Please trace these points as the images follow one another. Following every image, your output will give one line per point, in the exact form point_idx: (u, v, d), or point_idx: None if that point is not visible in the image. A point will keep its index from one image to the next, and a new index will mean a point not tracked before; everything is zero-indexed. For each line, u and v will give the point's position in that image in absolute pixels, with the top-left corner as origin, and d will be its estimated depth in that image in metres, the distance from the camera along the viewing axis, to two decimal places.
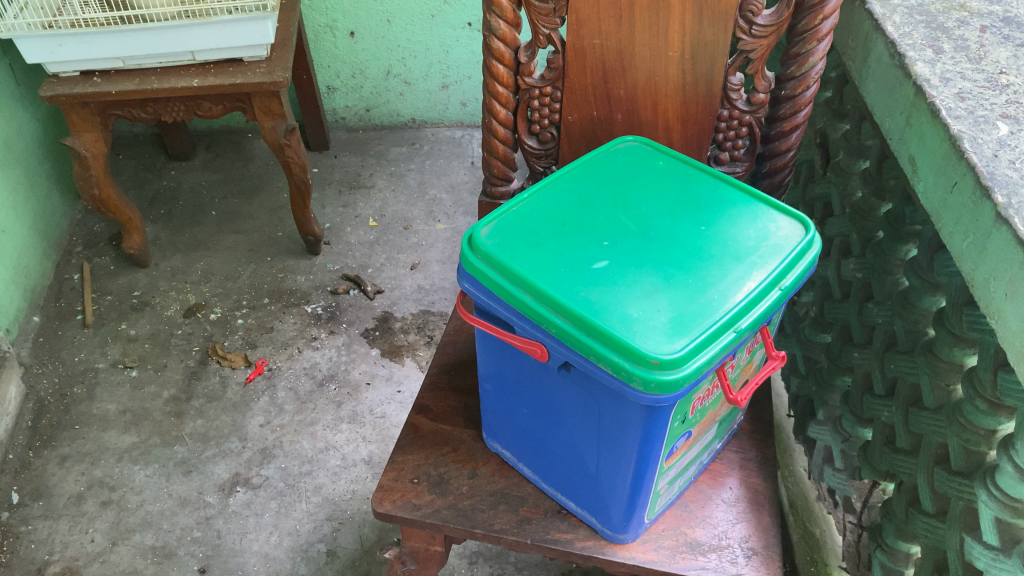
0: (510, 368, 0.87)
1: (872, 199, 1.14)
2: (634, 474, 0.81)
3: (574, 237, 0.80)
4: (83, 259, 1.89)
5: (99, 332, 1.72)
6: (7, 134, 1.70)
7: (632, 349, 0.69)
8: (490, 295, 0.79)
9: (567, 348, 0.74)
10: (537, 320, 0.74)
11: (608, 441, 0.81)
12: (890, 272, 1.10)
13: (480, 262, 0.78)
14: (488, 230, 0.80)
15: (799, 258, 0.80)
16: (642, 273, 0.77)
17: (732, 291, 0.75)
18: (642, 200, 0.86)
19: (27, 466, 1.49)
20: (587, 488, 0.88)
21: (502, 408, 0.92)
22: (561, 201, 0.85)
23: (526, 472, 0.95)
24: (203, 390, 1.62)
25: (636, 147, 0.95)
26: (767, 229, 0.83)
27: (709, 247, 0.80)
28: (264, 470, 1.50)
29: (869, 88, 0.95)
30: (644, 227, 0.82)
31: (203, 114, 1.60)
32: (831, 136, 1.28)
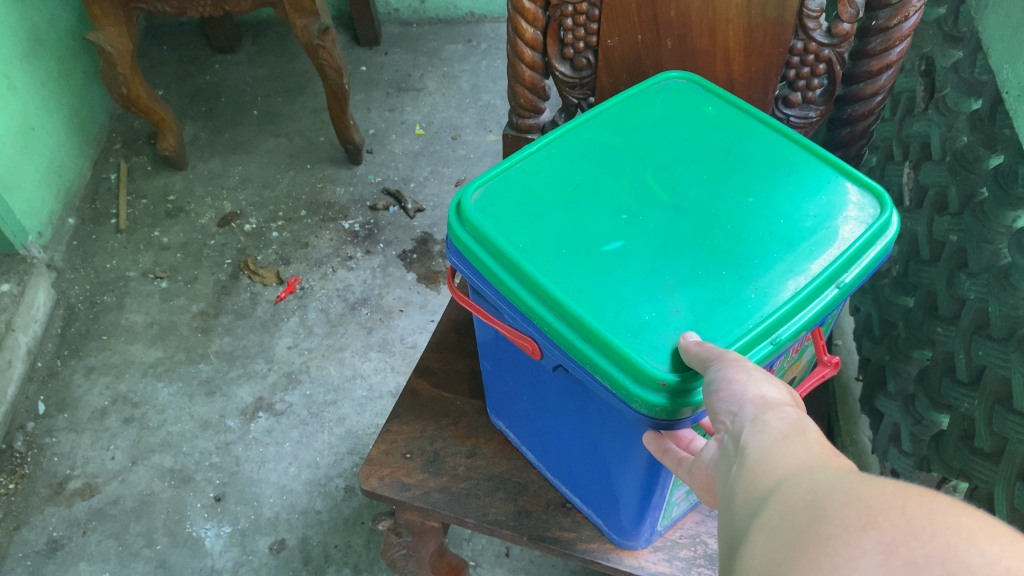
0: (508, 351, 0.75)
1: (978, 149, 0.93)
2: (644, 486, 0.69)
3: (585, 209, 0.66)
4: (121, 157, 1.83)
5: (132, 237, 1.67)
6: (36, 24, 1.61)
7: (636, 364, 0.55)
8: (478, 274, 0.66)
9: (561, 350, 0.60)
10: (528, 313, 0.61)
11: (614, 449, 0.68)
12: (991, 241, 0.91)
13: (468, 235, 0.65)
14: (481, 194, 0.67)
15: (870, 244, 0.63)
16: (664, 261, 0.62)
17: (778, 289, 0.59)
18: (679, 160, 0.71)
19: (54, 375, 1.47)
20: (595, 491, 0.77)
21: (504, 389, 0.81)
22: (578, 159, 0.70)
23: (531, 458, 0.84)
24: (232, 306, 1.56)
25: (683, 88, 0.78)
26: (833, 204, 0.66)
27: (754, 226, 0.64)
28: (289, 396, 1.44)
29: (988, 22, 0.76)
30: (676, 196, 0.67)
31: (232, 10, 1.48)
32: (939, 63, 1.06)
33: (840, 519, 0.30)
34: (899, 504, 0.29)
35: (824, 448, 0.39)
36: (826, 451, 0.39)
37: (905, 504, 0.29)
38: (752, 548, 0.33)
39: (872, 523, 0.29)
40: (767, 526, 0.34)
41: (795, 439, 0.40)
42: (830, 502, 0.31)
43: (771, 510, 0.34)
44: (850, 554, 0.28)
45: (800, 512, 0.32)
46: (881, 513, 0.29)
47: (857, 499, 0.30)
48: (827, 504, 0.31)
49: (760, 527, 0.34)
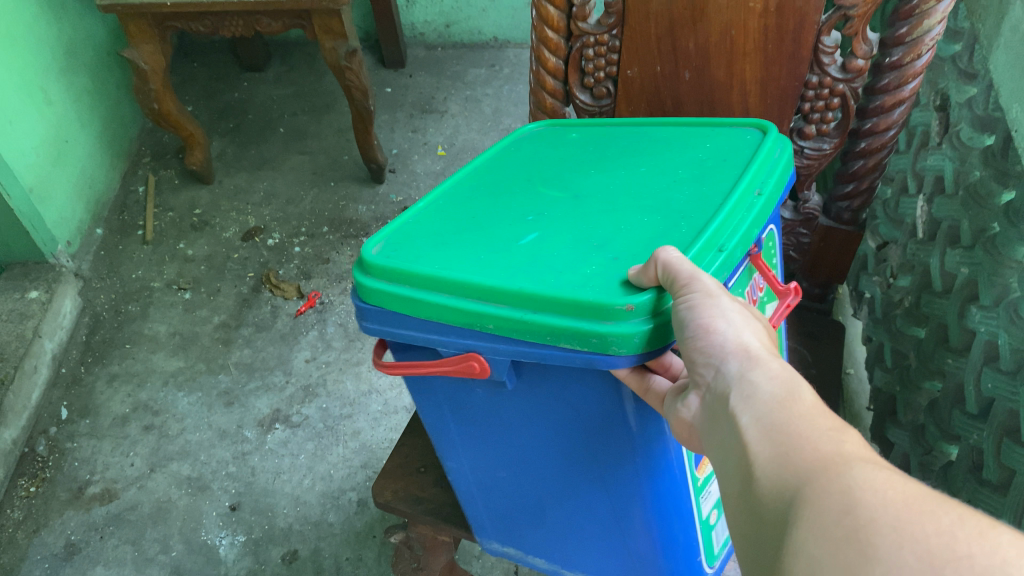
0: (469, 454, 0.68)
1: (991, 183, 0.95)
2: (671, 531, 0.60)
3: (491, 226, 0.61)
4: (150, 171, 1.88)
5: (157, 249, 1.71)
6: (72, 40, 1.66)
7: (591, 300, 0.47)
8: (396, 318, 0.57)
9: (509, 344, 0.52)
10: (463, 323, 0.53)
11: (621, 496, 0.60)
12: (1002, 274, 0.92)
13: (371, 281, 0.57)
14: (380, 244, 0.60)
15: (767, 156, 0.63)
16: (585, 232, 0.57)
17: (700, 210, 0.56)
18: (573, 167, 0.68)
19: (78, 381, 1.50)
20: (620, 563, 0.67)
21: (476, 502, 0.73)
22: (466, 195, 0.67)
23: (540, 564, 0.76)
24: (253, 319, 1.60)
25: (542, 133, 0.79)
26: (716, 149, 0.66)
27: (659, 185, 0.62)
28: (305, 409, 1.46)
29: (1000, 62, 0.78)
30: (576, 190, 0.64)
31: (263, 30, 1.52)
32: (953, 99, 1.07)
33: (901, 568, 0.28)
34: (966, 554, 0.27)
35: (831, 426, 0.37)
36: (834, 428, 0.37)
37: (970, 552, 0.27)
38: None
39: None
40: (805, 553, 0.31)
41: (803, 414, 0.38)
42: (878, 541, 0.29)
43: (804, 537, 0.31)
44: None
45: (841, 541, 0.30)
46: (949, 567, 0.27)
47: (912, 542, 0.28)
48: (874, 544, 0.29)
49: (796, 564, 0.31)
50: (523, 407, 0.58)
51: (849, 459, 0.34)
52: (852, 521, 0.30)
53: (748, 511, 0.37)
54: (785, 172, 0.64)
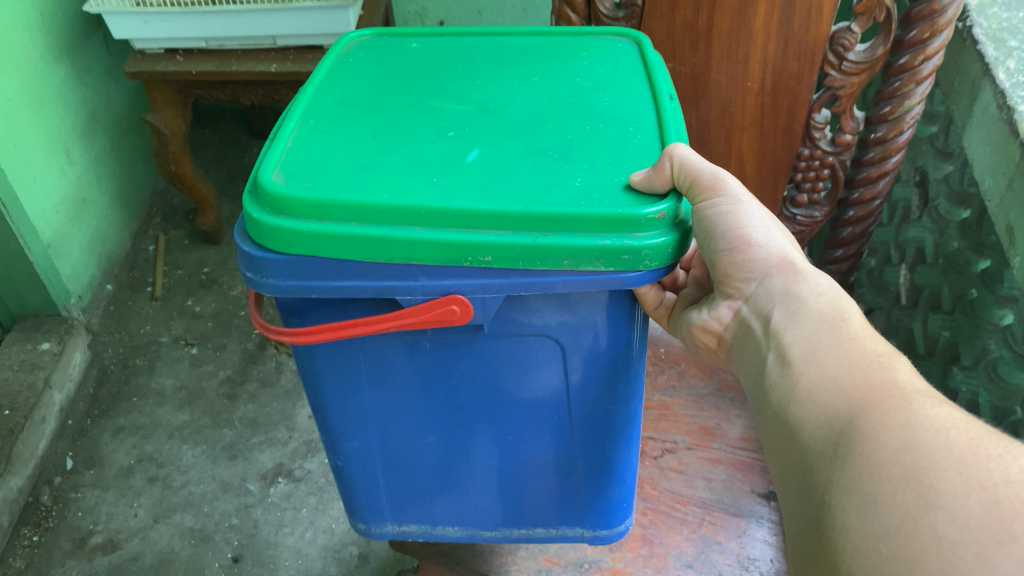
0: (386, 419, 0.70)
1: (968, 253, 1.03)
2: (615, 453, 0.71)
3: (413, 141, 0.63)
4: (160, 231, 1.94)
5: (166, 305, 1.76)
6: (95, 104, 1.73)
7: (620, 215, 0.54)
8: (345, 260, 0.57)
9: (516, 271, 0.57)
10: (450, 259, 0.56)
11: (571, 429, 0.69)
12: (981, 336, 0.99)
13: (313, 218, 0.56)
14: (283, 174, 0.58)
15: (649, 57, 0.74)
16: (526, 145, 0.62)
17: (642, 115, 0.66)
18: (451, 75, 0.73)
19: (83, 433, 1.52)
20: (549, 497, 0.75)
21: (380, 474, 0.75)
22: (342, 113, 0.67)
23: (448, 525, 0.80)
24: (258, 375, 1.64)
25: (368, 41, 0.80)
26: (597, 57, 0.75)
27: (571, 94, 0.69)
28: (308, 463, 1.49)
29: (972, 139, 0.87)
30: (481, 102, 0.68)
31: (281, 99, 1.61)
32: (931, 175, 1.16)
33: (964, 512, 0.37)
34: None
35: (881, 353, 0.52)
36: (883, 353, 0.52)
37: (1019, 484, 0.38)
38: (848, 503, 0.42)
39: (1011, 533, 0.36)
40: (858, 467, 0.43)
41: (843, 319, 0.56)
42: (940, 484, 0.39)
43: (861, 456, 0.43)
44: (981, 551, 0.35)
45: (893, 462, 0.41)
46: (1017, 520, 0.36)
47: (977, 491, 0.38)
48: (937, 487, 0.39)
49: (852, 478, 0.43)
50: (481, 352, 0.64)
51: (908, 397, 0.46)
52: (911, 459, 0.41)
53: (802, 414, 0.51)
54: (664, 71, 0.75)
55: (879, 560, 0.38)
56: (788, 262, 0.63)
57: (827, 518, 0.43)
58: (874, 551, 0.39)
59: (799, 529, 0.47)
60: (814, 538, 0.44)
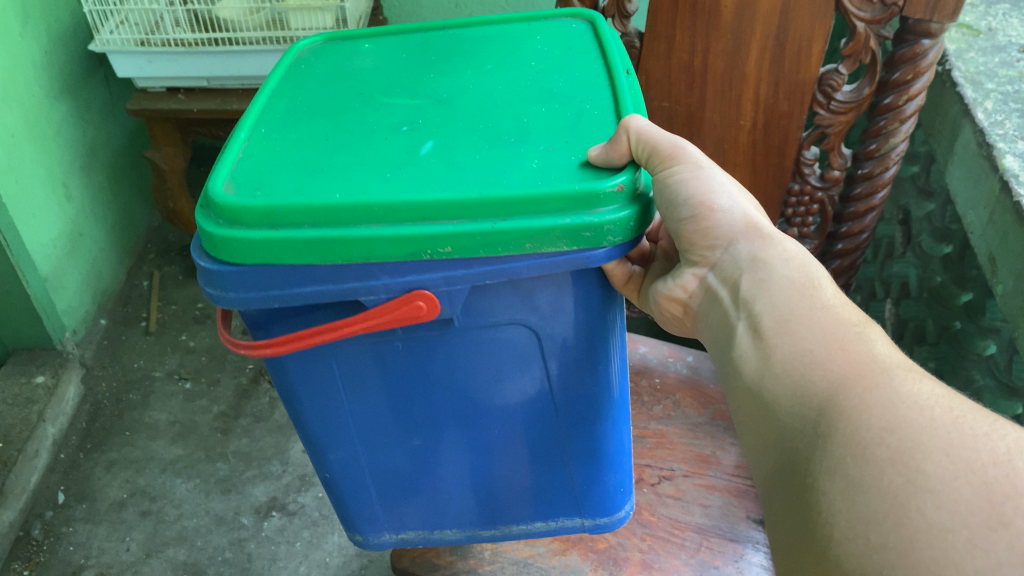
0: (370, 429, 0.69)
1: (950, 287, 1.06)
2: (604, 438, 0.69)
3: (368, 138, 0.62)
4: (155, 266, 1.96)
5: (160, 340, 1.77)
6: (94, 141, 1.76)
7: (580, 190, 0.53)
8: (302, 265, 0.55)
9: (477, 262, 0.55)
10: (411, 254, 0.54)
11: (556, 416, 0.67)
12: (966, 367, 1.02)
13: (263, 221, 0.55)
14: (232, 185, 0.57)
15: (606, 37, 0.73)
16: (482, 132, 0.61)
17: (597, 92, 0.65)
18: (407, 72, 0.72)
19: (76, 467, 1.52)
20: (543, 491, 0.74)
21: (372, 488, 0.74)
22: (294, 118, 0.66)
23: (446, 534, 0.79)
24: (252, 410, 1.64)
25: (319, 47, 0.79)
26: (550, 39, 0.74)
27: (527, 79, 0.68)
28: (301, 497, 1.49)
29: (953, 175, 0.92)
30: (438, 94, 0.67)
31: None
32: (914, 213, 1.21)
33: (953, 496, 0.37)
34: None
35: (855, 323, 0.51)
36: (858, 323, 0.51)
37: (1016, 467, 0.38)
38: (832, 487, 0.41)
39: (1003, 518, 0.35)
40: (843, 450, 0.42)
41: (814, 291, 0.54)
42: (927, 467, 0.38)
43: (843, 438, 0.42)
44: (971, 538, 0.35)
45: (879, 445, 0.40)
46: (1008, 503, 0.36)
47: (967, 474, 0.38)
48: (924, 470, 0.38)
49: (836, 460, 0.42)
50: (456, 349, 0.62)
51: (888, 372, 0.45)
52: (896, 441, 0.40)
53: (775, 389, 0.49)
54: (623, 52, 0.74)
55: (867, 547, 0.38)
56: (757, 229, 0.60)
57: (811, 501, 0.42)
58: (862, 539, 0.38)
59: (780, 511, 0.46)
60: (798, 521, 0.43)
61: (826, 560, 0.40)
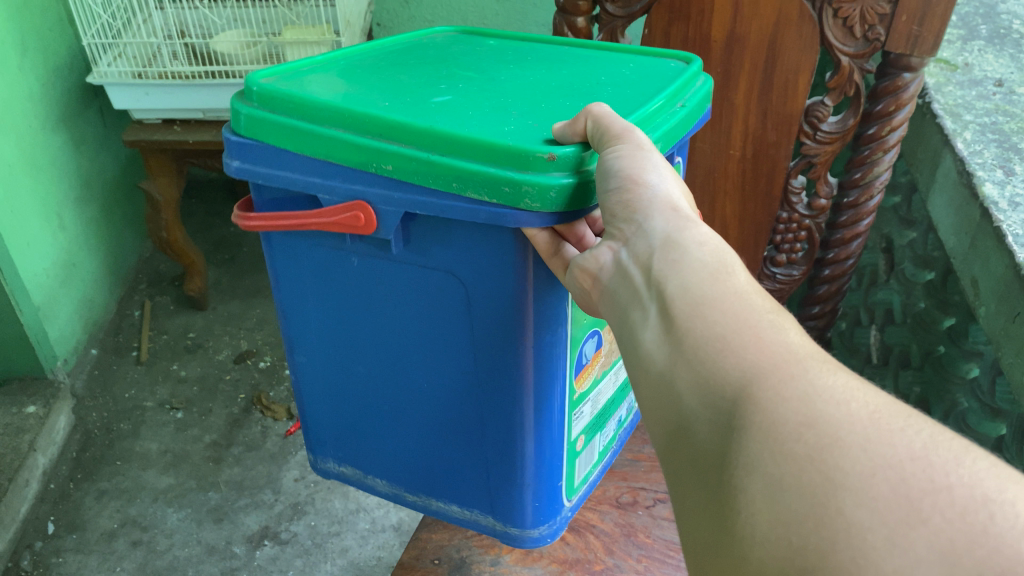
0: (329, 343, 0.70)
1: (934, 312, 1.09)
2: (526, 438, 0.64)
3: (398, 87, 0.63)
4: (146, 296, 1.97)
5: (151, 369, 1.77)
6: (88, 171, 1.77)
7: (512, 147, 0.52)
8: (280, 153, 0.60)
9: (409, 190, 0.56)
10: (360, 164, 0.57)
11: (481, 392, 0.64)
12: (950, 391, 1.05)
13: (265, 110, 0.60)
14: (271, 79, 0.63)
15: (693, 81, 0.68)
16: (503, 102, 0.61)
17: (639, 96, 0.64)
18: (492, 56, 0.74)
19: (65, 497, 1.50)
20: (467, 478, 0.70)
21: (326, 406, 0.75)
22: (364, 66, 0.69)
23: (377, 487, 0.78)
24: (243, 439, 1.64)
25: (451, 35, 0.83)
26: (642, 62, 0.73)
27: (592, 81, 0.68)
28: (294, 526, 1.48)
29: (936, 203, 0.95)
30: (497, 75, 0.68)
31: None
32: (896, 242, 1.24)
33: (872, 493, 0.31)
34: (944, 486, 0.31)
35: (769, 308, 0.43)
36: (772, 309, 0.43)
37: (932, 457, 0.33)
38: (750, 486, 0.35)
39: (921, 515, 0.30)
40: (759, 453, 0.35)
41: (729, 277, 0.45)
42: (845, 464, 0.33)
43: (757, 438, 0.36)
44: (890, 536, 0.30)
45: (799, 452, 0.34)
46: (927, 499, 0.31)
47: (884, 470, 0.32)
48: (842, 468, 0.33)
49: (750, 461, 0.35)
50: (395, 275, 0.62)
51: (803, 361, 0.38)
52: (814, 437, 0.34)
53: (679, 374, 0.42)
54: (703, 105, 0.69)
55: (790, 553, 0.32)
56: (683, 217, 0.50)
57: (728, 500, 0.36)
58: (783, 541, 0.33)
59: (692, 508, 0.39)
60: (715, 522, 0.37)
61: (746, 565, 0.34)
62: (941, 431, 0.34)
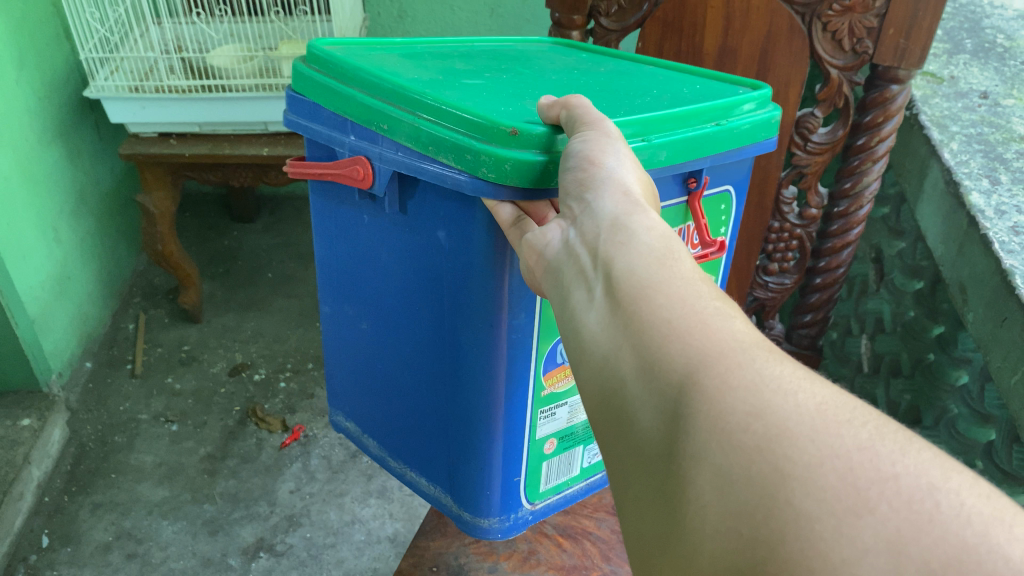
0: (347, 298, 0.75)
1: (924, 320, 1.11)
2: (480, 420, 0.65)
3: (439, 71, 0.67)
4: (140, 309, 1.98)
5: (145, 382, 1.77)
6: (83, 185, 1.78)
7: (477, 117, 0.55)
8: (318, 108, 0.67)
9: (399, 151, 0.60)
10: (368, 122, 0.62)
11: (450, 365, 0.65)
12: (940, 397, 1.06)
13: (315, 67, 0.67)
14: (338, 46, 0.70)
15: (743, 105, 0.65)
16: (531, 94, 0.63)
17: (677, 101, 0.63)
18: (566, 64, 0.76)
19: (60, 510, 1.50)
20: (437, 453, 0.72)
21: (343, 360, 0.80)
22: (429, 57, 0.73)
23: (372, 449, 0.81)
24: (238, 451, 1.64)
25: (549, 46, 0.85)
26: (711, 82, 0.71)
27: (642, 87, 0.68)
28: (289, 538, 1.48)
29: (924, 212, 0.97)
30: (551, 76, 0.70)
31: (270, 181, 1.70)
32: (886, 252, 1.26)
33: (821, 483, 0.29)
34: (891, 475, 0.29)
35: (714, 295, 0.39)
36: (717, 296, 0.39)
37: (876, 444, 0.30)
38: (698, 477, 0.32)
39: (869, 504, 0.28)
40: (708, 443, 0.32)
41: (675, 263, 0.41)
42: (794, 454, 0.30)
43: (705, 428, 0.32)
44: (838, 527, 0.28)
45: (749, 442, 0.31)
46: (875, 487, 0.28)
47: (833, 459, 0.29)
48: (792, 457, 0.30)
49: (699, 450, 0.32)
50: (391, 236, 0.66)
51: (749, 348, 0.35)
52: (763, 427, 0.31)
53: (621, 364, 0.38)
54: (747, 137, 0.65)
55: (740, 545, 0.30)
56: (637, 200, 0.47)
57: (676, 493, 0.33)
58: (734, 534, 0.30)
59: (637, 501, 0.36)
60: (663, 515, 0.34)
61: (694, 561, 0.32)
62: (887, 423, 0.32)
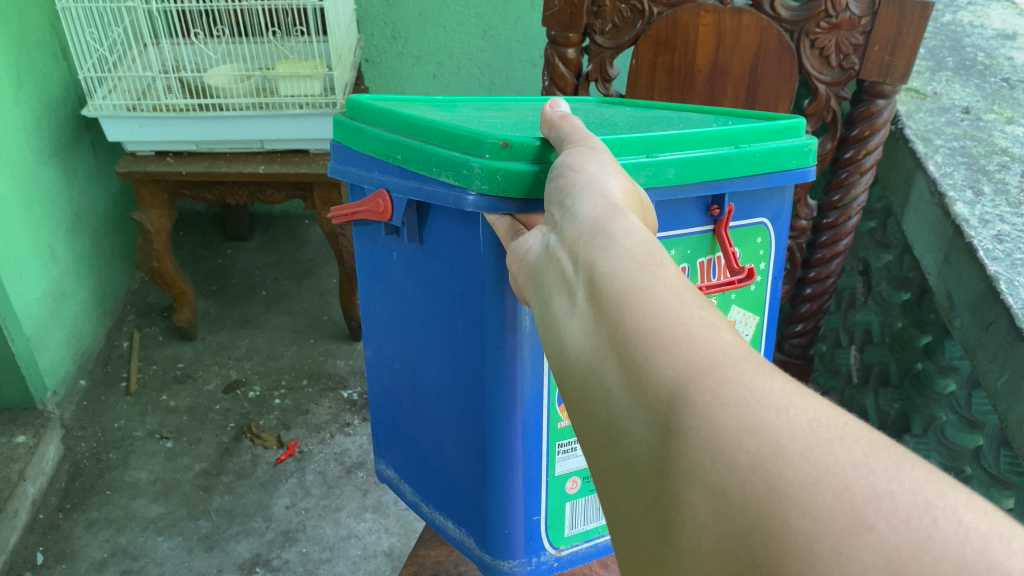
0: (383, 338, 0.78)
1: (912, 330, 1.13)
2: (494, 451, 0.66)
3: (467, 116, 0.69)
4: (134, 327, 1.98)
5: (139, 400, 1.78)
6: (79, 204, 1.79)
7: (471, 134, 0.58)
8: (349, 151, 0.71)
9: (411, 178, 0.64)
10: (386, 154, 0.66)
11: (467, 397, 0.67)
12: (928, 406, 1.08)
13: (346, 115, 0.71)
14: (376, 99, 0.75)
15: (775, 133, 0.66)
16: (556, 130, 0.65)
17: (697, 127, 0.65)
18: (608, 112, 0.78)
19: (55, 527, 1.49)
20: (460, 492, 0.72)
21: (382, 406, 0.83)
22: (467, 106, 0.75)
23: (408, 496, 0.82)
24: (233, 467, 1.64)
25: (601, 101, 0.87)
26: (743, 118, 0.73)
27: (668, 124, 0.70)
28: (285, 553, 1.47)
29: (910, 224, 1.00)
30: (587, 121, 0.72)
31: (266, 199, 1.70)
32: (873, 265, 1.29)
33: (815, 501, 0.28)
34: (887, 493, 0.27)
35: (700, 304, 0.38)
36: (702, 303, 0.38)
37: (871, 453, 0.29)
38: (693, 496, 0.31)
39: (867, 522, 0.26)
40: (702, 461, 0.31)
41: (656, 270, 0.40)
42: (788, 474, 0.29)
43: (699, 444, 0.32)
44: (837, 547, 0.26)
45: (743, 460, 0.30)
46: (872, 505, 0.27)
47: (829, 478, 0.28)
48: (786, 476, 0.29)
49: (692, 468, 0.32)
50: (416, 268, 0.69)
51: (738, 363, 0.34)
52: (756, 445, 0.30)
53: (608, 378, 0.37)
54: (770, 163, 0.65)
55: (738, 567, 0.29)
56: (617, 205, 0.47)
57: (671, 512, 0.33)
58: (731, 556, 0.29)
59: (632, 520, 0.36)
60: (659, 536, 0.34)
61: None
62: (879, 439, 0.30)
